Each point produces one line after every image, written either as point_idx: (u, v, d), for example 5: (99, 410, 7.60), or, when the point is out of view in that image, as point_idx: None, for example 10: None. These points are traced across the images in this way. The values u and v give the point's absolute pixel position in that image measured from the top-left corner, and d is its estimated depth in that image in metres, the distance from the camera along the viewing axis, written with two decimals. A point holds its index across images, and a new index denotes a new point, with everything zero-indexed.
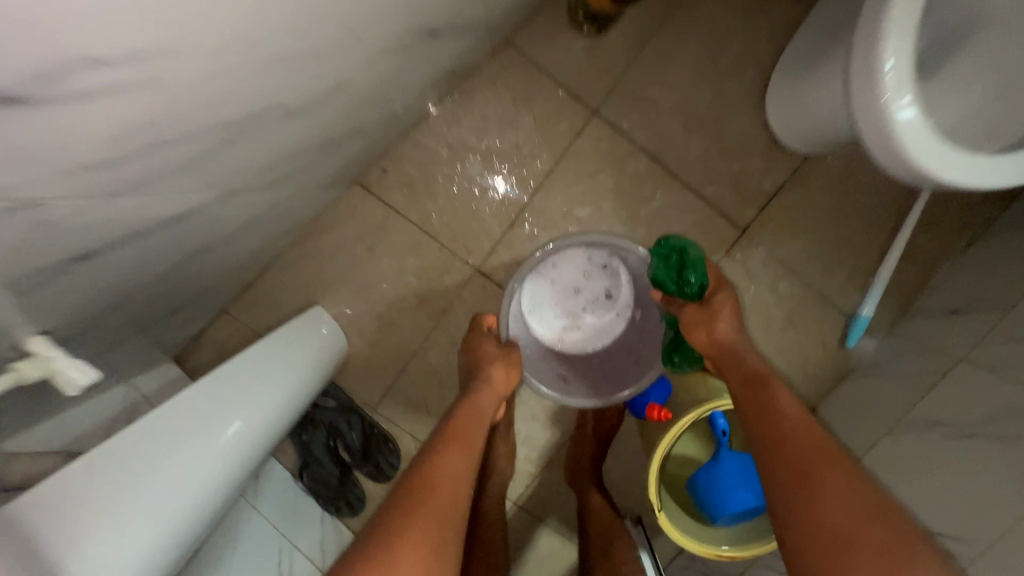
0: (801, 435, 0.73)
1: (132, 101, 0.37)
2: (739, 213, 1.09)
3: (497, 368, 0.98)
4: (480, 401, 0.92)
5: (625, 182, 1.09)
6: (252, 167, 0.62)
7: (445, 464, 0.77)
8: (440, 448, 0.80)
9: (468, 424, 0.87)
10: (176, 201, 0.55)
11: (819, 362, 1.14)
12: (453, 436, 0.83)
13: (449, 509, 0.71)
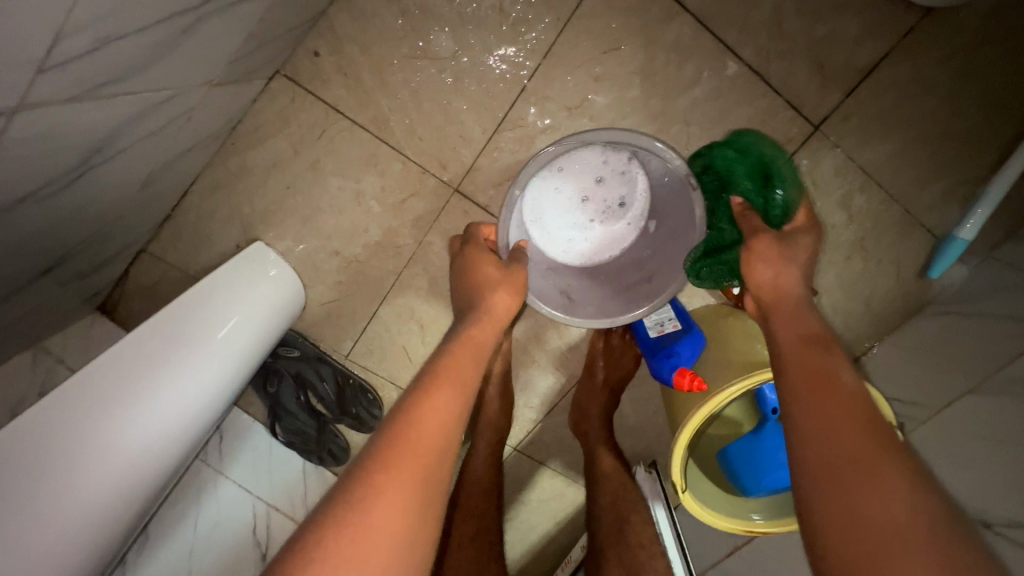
0: (866, 420, 0.47)
1: None
2: (814, 100, 0.79)
3: (499, 294, 0.71)
4: (479, 332, 0.66)
5: (657, 61, 0.77)
6: (20, 64, 0.35)
7: (438, 407, 0.53)
8: (425, 382, 0.55)
9: (466, 357, 0.61)
10: None
11: (888, 295, 0.91)
12: (443, 373, 0.57)
13: (433, 467, 0.48)
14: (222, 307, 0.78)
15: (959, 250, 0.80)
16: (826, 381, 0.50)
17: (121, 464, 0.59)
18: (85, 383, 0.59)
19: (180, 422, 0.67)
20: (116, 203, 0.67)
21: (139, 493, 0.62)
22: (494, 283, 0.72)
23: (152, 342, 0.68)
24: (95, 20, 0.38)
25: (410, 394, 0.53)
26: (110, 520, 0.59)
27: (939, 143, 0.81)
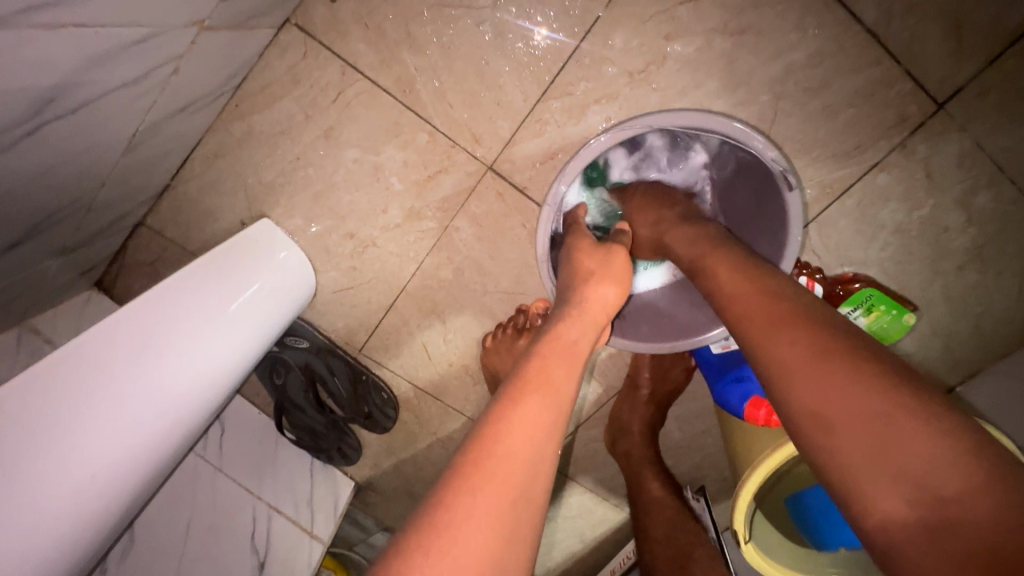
0: (756, 301, 0.52)
1: None
2: (942, 71, 0.63)
3: (592, 288, 0.63)
4: (572, 328, 0.57)
5: (744, 16, 0.62)
6: None
7: (526, 414, 0.45)
8: (515, 386, 0.47)
9: (561, 351, 0.53)
10: None
11: (1004, 314, 0.75)
12: (536, 372, 0.49)
13: (523, 492, 0.40)
14: (242, 275, 0.71)
15: None
16: (774, 316, 0.49)
17: (125, 439, 0.52)
18: (156, 297, 0.60)
19: (204, 386, 0.62)
20: (93, 167, 0.57)
21: (208, 407, 0.64)
22: (588, 278, 0.65)
23: (182, 298, 0.63)
24: None
25: (502, 402, 0.46)
26: (189, 423, 0.61)
27: None
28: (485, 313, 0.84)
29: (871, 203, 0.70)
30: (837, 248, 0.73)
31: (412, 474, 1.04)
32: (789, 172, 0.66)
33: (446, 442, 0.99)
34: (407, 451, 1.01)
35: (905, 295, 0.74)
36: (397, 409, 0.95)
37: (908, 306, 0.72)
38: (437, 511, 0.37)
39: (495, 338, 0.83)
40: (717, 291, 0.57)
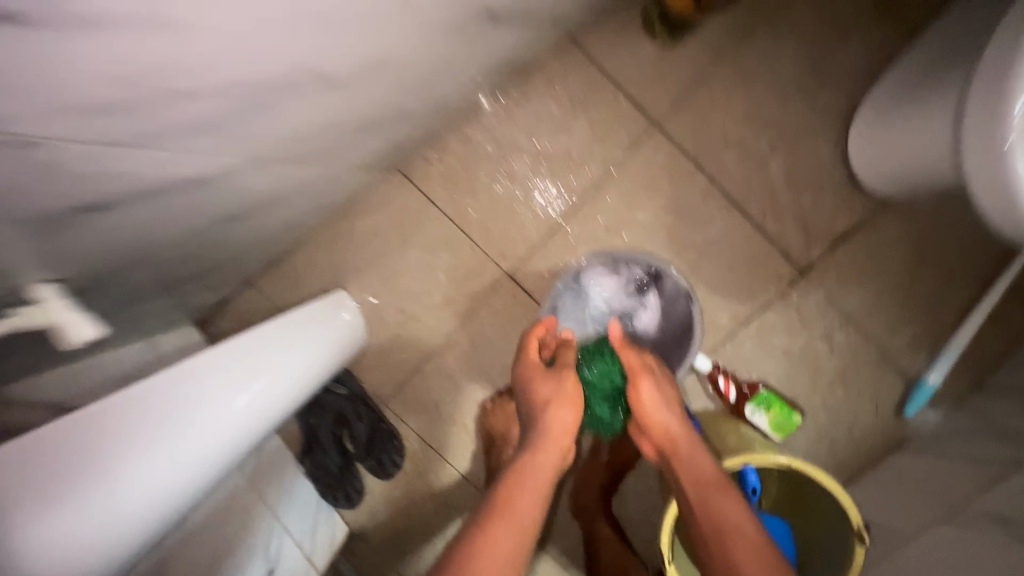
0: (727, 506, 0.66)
1: (158, 46, 0.33)
2: (801, 251, 0.99)
3: (552, 414, 0.77)
4: (534, 458, 0.72)
5: (678, 205, 1.00)
6: (287, 134, 0.58)
7: (492, 543, 0.61)
8: (486, 516, 0.64)
9: (522, 483, 0.69)
10: (201, 162, 0.51)
11: (869, 425, 1.03)
12: (503, 506, 0.65)
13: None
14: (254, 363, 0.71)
15: (925, 393, 0.95)
16: (737, 525, 0.64)
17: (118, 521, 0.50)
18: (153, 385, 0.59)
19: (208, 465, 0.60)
20: (257, 237, 0.88)
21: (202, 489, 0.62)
22: (549, 404, 0.79)
23: (195, 383, 0.62)
24: (322, 120, 0.61)
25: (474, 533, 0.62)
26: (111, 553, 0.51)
27: (908, 302, 0.99)
28: (489, 382, 1.10)
29: (766, 331, 1.02)
30: (746, 361, 1.03)
31: (402, 525, 1.19)
32: (694, 294, 0.94)
33: (439, 495, 1.17)
34: (404, 500, 1.18)
35: (795, 401, 1.03)
36: (404, 458, 1.16)
37: (794, 408, 1.00)
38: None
39: (494, 402, 1.07)
40: (694, 477, 0.70)
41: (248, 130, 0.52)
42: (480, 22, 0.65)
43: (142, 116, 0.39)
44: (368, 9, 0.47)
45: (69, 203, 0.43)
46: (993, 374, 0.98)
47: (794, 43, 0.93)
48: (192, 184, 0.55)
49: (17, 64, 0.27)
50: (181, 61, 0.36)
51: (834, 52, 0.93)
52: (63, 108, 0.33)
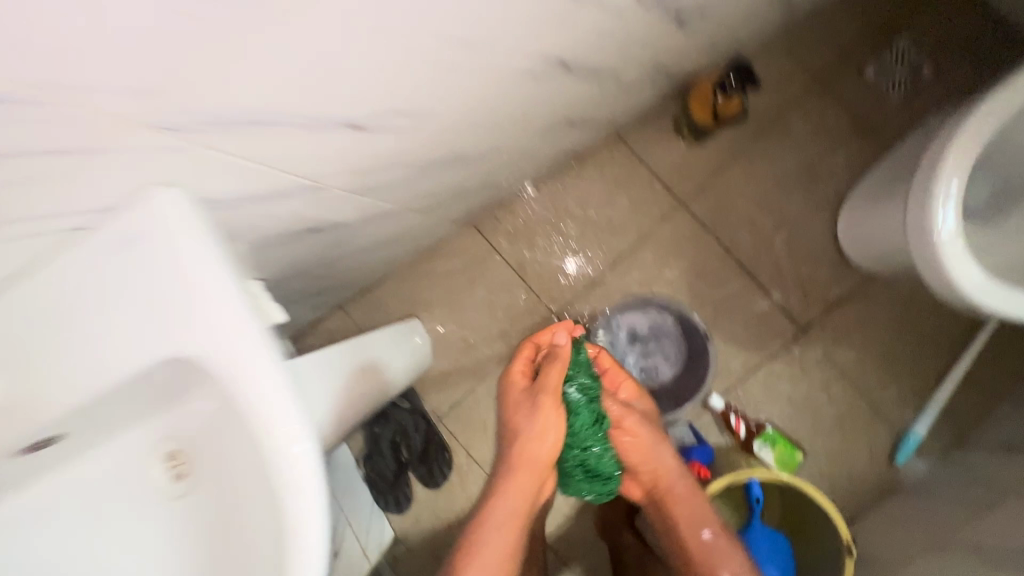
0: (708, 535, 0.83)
1: (398, 136, 0.57)
2: (803, 312, 1.19)
3: (534, 446, 0.76)
4: (512, 480, 0.77)
5: (700, 269, 1.21)
6: (424, 192, 0.82)
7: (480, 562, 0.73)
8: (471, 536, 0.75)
9: (502, 505, 0.76)
10: (373, 206, 0.75)
11: (865, 469, 1.17)
12: (485, 526, 0.75)
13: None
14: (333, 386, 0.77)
15: (911, 441, 1.11)
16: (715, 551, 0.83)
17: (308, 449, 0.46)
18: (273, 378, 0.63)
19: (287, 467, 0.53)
20: (363, 270, 1.11)
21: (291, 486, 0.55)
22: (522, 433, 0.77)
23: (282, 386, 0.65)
24: (447, 184, 0.86)
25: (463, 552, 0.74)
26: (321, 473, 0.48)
27: (896, 362, 1.16)
28: None
29: (772, 378, 1.20)
30: (756, 404, 1.20)
31: (444, 533, 1.32)
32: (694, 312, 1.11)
33: None
34: (447, 510, 1.33)
35: (800, 443, 1.18)
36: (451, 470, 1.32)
37: (796, 446, 1.16)
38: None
39: None
40: (682, 513, 0.85)
41: (404, 187, 0.75)
42: (561, 124, 0.89)
43: (368, 174, 0.62)
44: (501, 117, 0.71)
45: (303, 227, 0.67)
46: (975, 429, 1.13)
47: (796, 147, 1.17)
48: (356, 222, 0.78)
49: (344, 142, 0.51)
50: (402, 144, 0.60)
51: (828, 156, 1.17)
52: (342, 168, 0.57)
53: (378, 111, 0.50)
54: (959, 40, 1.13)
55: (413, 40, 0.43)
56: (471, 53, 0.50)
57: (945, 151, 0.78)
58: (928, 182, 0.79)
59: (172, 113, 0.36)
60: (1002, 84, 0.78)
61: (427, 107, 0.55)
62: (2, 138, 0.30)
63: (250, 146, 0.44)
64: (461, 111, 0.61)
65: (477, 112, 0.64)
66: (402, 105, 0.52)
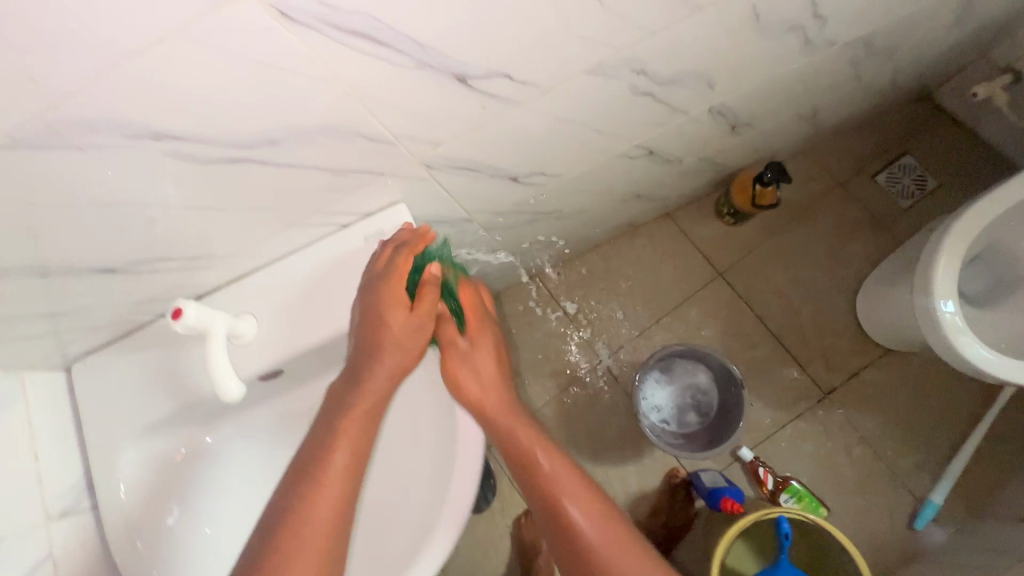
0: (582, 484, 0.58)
1: (531, 189, 0.79)
2: (826, 379, 1.33)
3: (409, 327, 0.57)
4: (340, 451, 0.52)
5: (734, 331, 1.38)
6: (523, 238, 1.03)
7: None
8: (275, 553, 0.45)
9: (320, 492, 0.49)
10: (489, 244, 0.96)
11: (885, 532, 1.25)
12: (297, 530, 0.47)
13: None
14: None
15: (928, 506, 1.20)
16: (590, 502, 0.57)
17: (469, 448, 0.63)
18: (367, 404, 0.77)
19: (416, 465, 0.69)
20: None
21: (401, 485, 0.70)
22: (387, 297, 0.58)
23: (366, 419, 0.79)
24: (539, 235, 1.07)
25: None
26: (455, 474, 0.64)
27: (912, 432, 1.28)
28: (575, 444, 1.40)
29: (797, 436, 1.32)
30: (782, 458, 1.31)
31: None
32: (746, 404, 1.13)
33: None
34: None
35: (824, 500, 1.27)
36: None
37: (821, 501, 1.25)
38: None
39: None
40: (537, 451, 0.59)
41: (513, 232, 0.96)
42: (631, 197, 1.12)
43: (500, 215, 0.84)
44: (597, 186, 0.93)
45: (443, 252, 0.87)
46: (988, 503, 1.22)
47: (820, 236, 1.38)
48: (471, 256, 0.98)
49: (503, 188, 0.73)
50: (530, 196, 0.82)
51: (848, 245, 1.37)
52: (490, 207, 0.78)
53: (531, 169, 0.72)
54: (959, 161, 1.36)
55: (573, 127, 0.65)
56: (600, 140, 0.72)
57: (943, 241, 0.96)
58: (930, 264, 0.97)
59: (434, 158, 0.58)
60: (988, 194, 0.98)
61: (557, 171, 0.77)
62: (356, 162, 0.52)
63: (455, 183, 0.66)
64: (576, 177, 0.83)
65: (583, 179, 0.86)
66: (545, 167, 0.73)
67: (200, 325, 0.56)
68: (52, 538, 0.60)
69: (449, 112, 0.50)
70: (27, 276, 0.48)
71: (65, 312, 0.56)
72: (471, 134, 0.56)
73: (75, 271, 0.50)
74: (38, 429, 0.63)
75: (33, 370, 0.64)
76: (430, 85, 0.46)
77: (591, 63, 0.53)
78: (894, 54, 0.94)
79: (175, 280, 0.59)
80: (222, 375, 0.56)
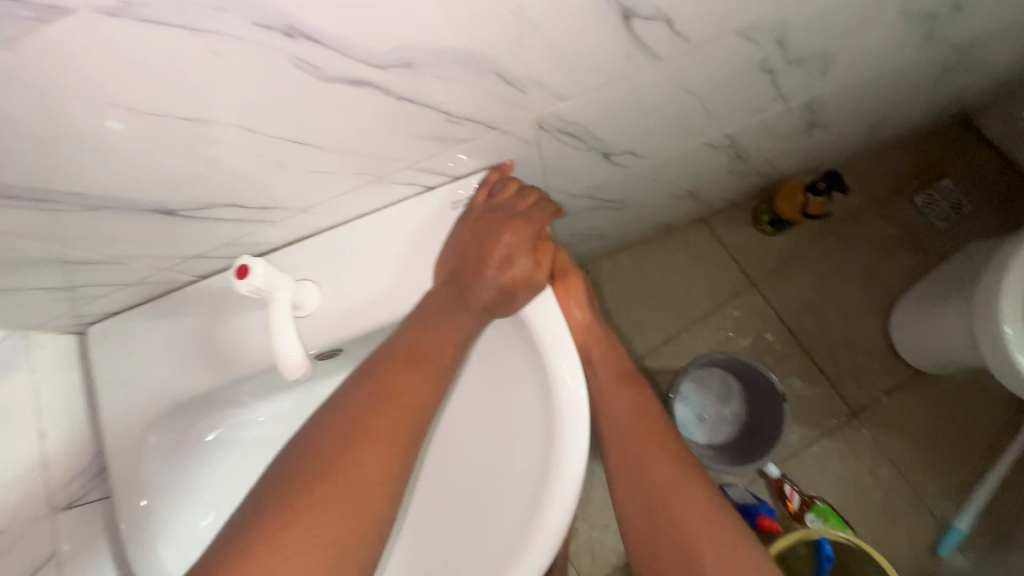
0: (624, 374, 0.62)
1: (612, 170, 0.72)
2: (855, 397, 1.30)
3: (517, 272, 0.52)
4: (429, 363, 0.47)
5: (764, 343, 1.34)
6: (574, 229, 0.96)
7: (365, 472, 0.40)
8: (358, 429, 0.42)
9: (410, 389, 0.45)
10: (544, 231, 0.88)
11: (909, 557, 1.22)
12: (384, 414, 0.43)
13: (360, 551, 0.39)
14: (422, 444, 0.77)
15: (955, 532, 1.18)
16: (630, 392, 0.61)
17: (563, 463, 0.50)
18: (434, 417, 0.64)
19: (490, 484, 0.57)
20: None
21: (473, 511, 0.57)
22: (507, 229, 0.52)
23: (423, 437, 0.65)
24: (589, 227, 1.00)
25: (326, 450, 0.41)
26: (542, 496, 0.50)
27: (937, 456, 1.26)
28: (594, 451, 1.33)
29: (825, 455, 1.28)
30: (807, 477, 1.27)
31: None
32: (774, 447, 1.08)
33: None
34: None
35: (849, 523, 1.23)
36: None
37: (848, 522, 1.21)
38: (261, 519, 0.37)
39: None
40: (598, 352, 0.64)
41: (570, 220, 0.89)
42: (684, 196, 1.06)
43: (569, 199, 0.77)
44: (666, 177, 0.87)
45: None
46: (1011, 531, 1.20)
47: (855, 252, 1.36)
48: None
49: (590, 164, 0.66)
50: (606, 180, 0.75)
51: (881, 264, 1.35)
52: (568, 186, 0.71)
53: (626, 146, 0.65)
54: (995, 188, 1.36)
55: (687, 101, 0.59)
56: (702, 120, 0.66)
57: (1008, 261, 0.94)
58: (995, 283, 0.94)
59: (550, 116, 0.50)
60: None
61: (646, 154, 0.71)
62: (477, 108, 0.44)
63: (553, 151, 0.58)
64: (656, 163, 0.77)
65: (659, 168, 0.80)
66: (639, 146, 0.67)
67: (266, 288, 0.48)
68: (57, 532, 0.50)
69: (594, 57, 0.43)
70: (74, 207, 0.39)
71: (99, 263, 0.46)
72: (597, 92, 0.49)
73: (128, 209, 0.41)
74: (45, 402, 0.53)
75: (45, 331, 0.54)
76: (593, 19, 0.39)
77: (747, 22, 0.47)
78: (973, 66, 0.92)
79: (233, 235, 0.50)
80: (286, 346, 0.48)
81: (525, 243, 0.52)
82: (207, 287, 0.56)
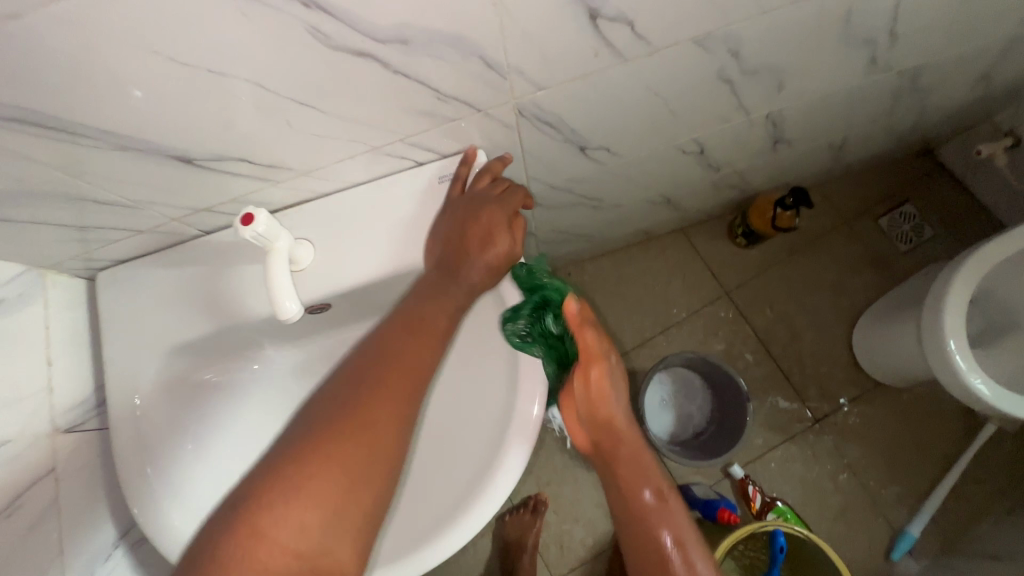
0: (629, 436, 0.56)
1: (589, 164, 0.79)
2: (818, 405, 1.37)
3: (495, 250, 0.56)
4: (432, 330, 0.53)
5: (735, 350, 1.41)
6: (555, 224, 1.03)
7: (380, 420, 0.46)
8: (370, 384, 0.47)
9: (414, 354, 0.50)
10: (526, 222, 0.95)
11: (863, 560, 1.27)
12: (394, 374, 0.48)
13: (375, 489, 0.44)
14: None
15: (907, 537, 1.23)
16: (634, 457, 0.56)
17: (527, 403, 0.56)
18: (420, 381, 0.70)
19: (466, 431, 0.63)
20: None
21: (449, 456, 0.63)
22: (484, 214, 0.57)
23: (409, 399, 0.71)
24: (570, 224, 1.07)
25: (341, 408, 0.46)
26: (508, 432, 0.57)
27: (894, 464, 1.32)
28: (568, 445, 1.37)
29: (788, 459, 1.34)
30: (770, 479, 1.33)
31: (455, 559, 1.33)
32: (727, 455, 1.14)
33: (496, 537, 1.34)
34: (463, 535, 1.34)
35: (808, 525, 1.29)
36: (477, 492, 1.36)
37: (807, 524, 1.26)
38: (292, 463, 0.42)
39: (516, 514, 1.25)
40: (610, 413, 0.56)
41: (552, 213, 0.96)
42: (659, 202, 1.13)
43: (550, 190, 0.84)
44: (642, 178, 0.94)
45: None
46: (960, 539, 1.26)
47: (823, 267, 1.44)
48: None
49: (569, 156, 0.73)
50: (584, 174, 0.82)
51: (848, 279, 1.43)
52: (549, 175, 0.78)
53: (601, 141, 0.72)
54: (954, 215, 1.45)
55: (655, 102, 0.66)
56: (671, 123, 0.74)
57: (953, 275, 1.02)
58: (941, 295, 1.02)
59: (531, 103, 0.57)
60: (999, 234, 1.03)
61: (620, 151, 0.78)
62: (465, 88, 0.51)
63: (534, 138, 0.65)
64: (631, 162, 0.84)
65: (634, 168, 0.87)
66: (614, 142, 0.74)
67: (267, 237, 0.53)
68: (57, 450, 0.54)
69: (568, 51, 0.50)
70: (110, 146, 0.44)
71: (118, 204, 0.52)
72: (571, 84, 0.56)
73: (153, 153, 0.47)
74: (54, 333, 0.57)
75: (59, 271, 0.59)
76: (565, 17, 0.46)
77: (701, 31, 0.55)
78: (925, 96, 1.01)
79: (240, 190, 0.55)
80: (283, 293, 0.53)
81: (502, 220, 0.57)
82: (212, 241, 0.61)
